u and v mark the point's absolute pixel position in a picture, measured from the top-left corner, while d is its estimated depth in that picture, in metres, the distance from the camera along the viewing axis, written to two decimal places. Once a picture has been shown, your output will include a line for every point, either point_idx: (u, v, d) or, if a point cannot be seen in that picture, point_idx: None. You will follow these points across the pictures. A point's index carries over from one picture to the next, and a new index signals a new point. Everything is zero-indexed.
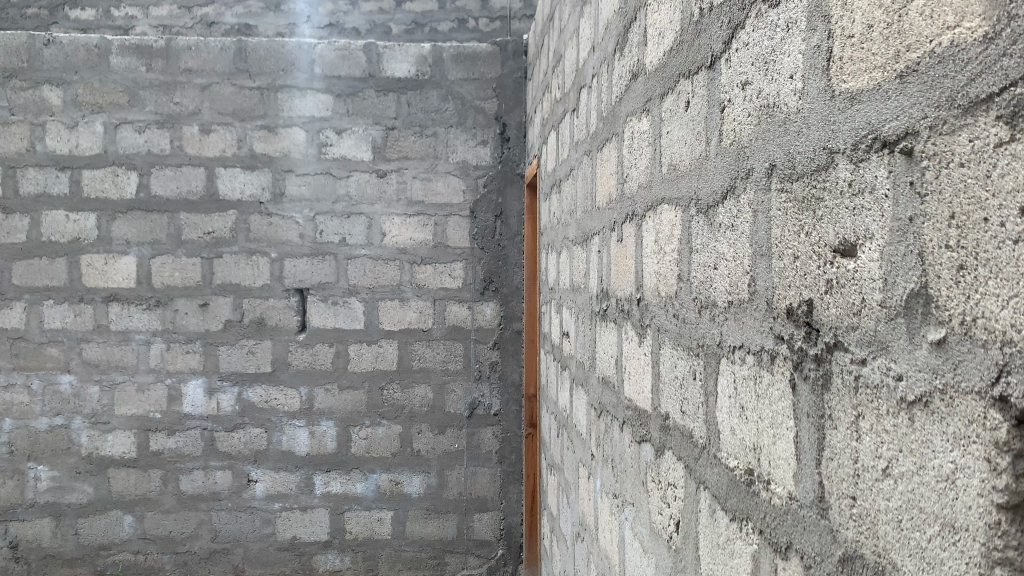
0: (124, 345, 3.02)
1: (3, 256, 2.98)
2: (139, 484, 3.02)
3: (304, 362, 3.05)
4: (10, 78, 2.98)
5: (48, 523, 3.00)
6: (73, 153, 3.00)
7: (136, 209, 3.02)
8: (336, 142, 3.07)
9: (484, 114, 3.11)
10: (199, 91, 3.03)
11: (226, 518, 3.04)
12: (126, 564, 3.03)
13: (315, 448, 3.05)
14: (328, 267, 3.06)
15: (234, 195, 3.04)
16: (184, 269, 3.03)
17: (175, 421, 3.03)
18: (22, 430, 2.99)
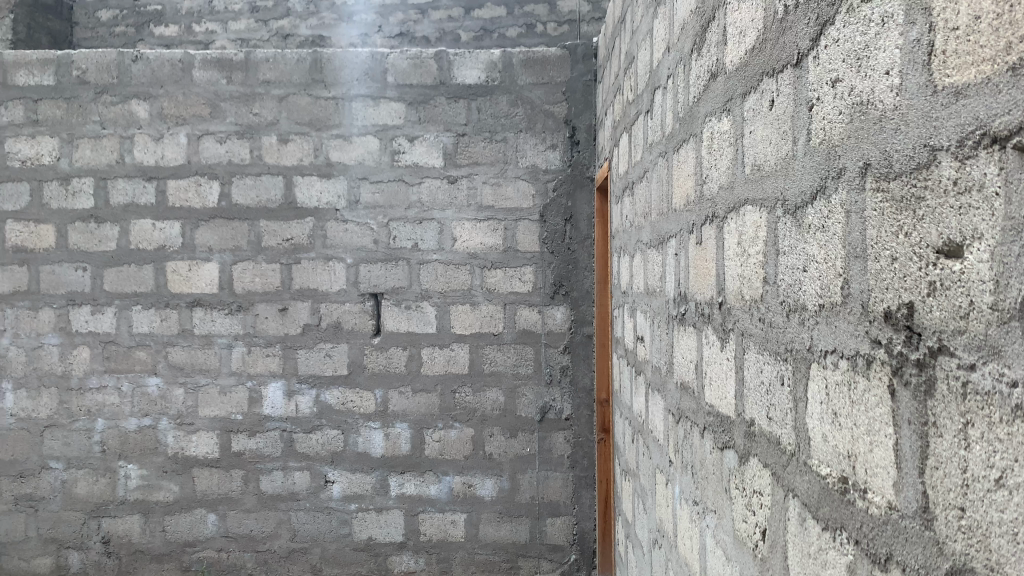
0: (207, 349, 3.12)
1: (95, 263, 3.12)
2: (222, 483, 3.11)
3: (379, 365, 3.10)
4: (101, 94, 3.12)
5: (138, 520, 3.12)
6: (160, 164, 3.12)
7: (218, 217, 3.12)
8: (408, 149, 3.11)
9: (554, 118, 3.11)
10: (277, 102, 3.12)
11: (304, 518, 3.11)
12: (209, 561, 3.12)
13: (390, 450, 3.10)
14: (402, 272, 3.11)
15: (311, 202, 3.12)
16: (263, 274, 3.12)
17: (255, 422, 3.11)
18: (113, 429, 3.13)
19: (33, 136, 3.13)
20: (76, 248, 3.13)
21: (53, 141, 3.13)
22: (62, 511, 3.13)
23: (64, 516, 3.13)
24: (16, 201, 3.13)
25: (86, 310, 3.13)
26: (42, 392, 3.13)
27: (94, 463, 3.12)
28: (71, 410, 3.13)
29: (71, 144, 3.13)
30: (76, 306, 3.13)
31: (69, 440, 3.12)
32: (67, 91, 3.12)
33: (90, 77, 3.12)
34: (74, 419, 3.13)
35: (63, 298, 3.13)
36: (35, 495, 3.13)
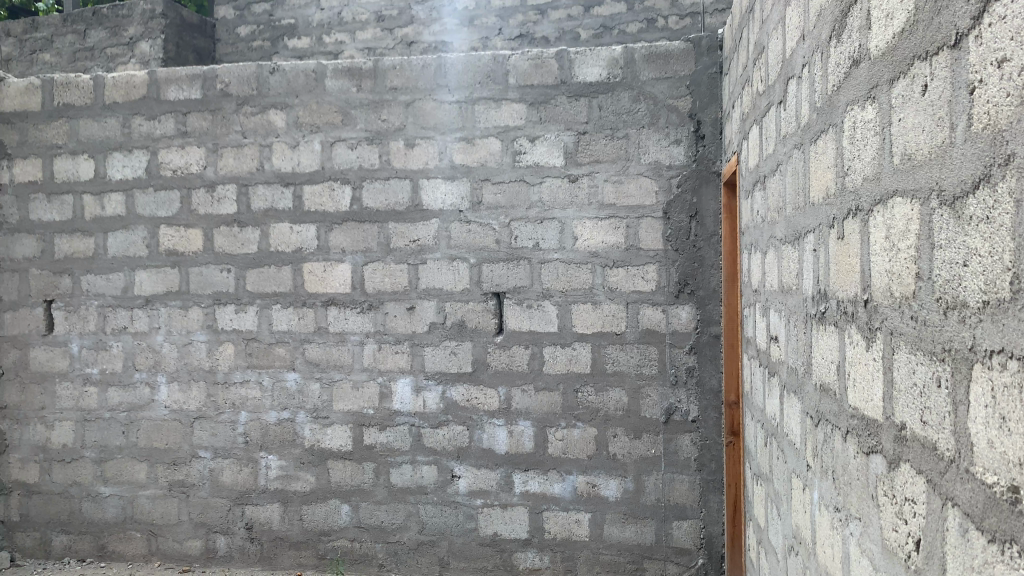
0: (341, 346, 3.25)
1: (239, 265, 3.32)
2: (355, 475, 3.23)
3: (502, 363, 3.14)
4: (242, 105, 3.32)
5: (278, 508, 3.29)
6: (296, 170, 3.28)
7: (349, 219, 3.25)
8: (529, 149, 3.13)
9: (678, 112, 3.06)
10: (404, 108, 3.22)
11: (433, 512, 3.19)
12: (344, 550, 3.25)
13: (514, 447, 3.13)
14: (524, 271, 3.13)
15: (437, 204, 3.19)
16: (392, 274, 3.22)
17: (385, 417, 3.22)
18: (256, 421, 3.31)
19: (183, 147, 3.36)
20: (221, 251, 3.33)
21: (200, 151, 3.35)
22: (210, 497, 3.34)
23: (212, 502, 3.34)
24: (169, 208, 3.37)
25: (230, 309, 3.33)
26: (192, 385, 3.36)
27: (238, 454, 3.32)
28: (218, 403, 3.33)
29: (216, 153, 3.33)
30: (221, 305, 3.34)
31: (215, 431, 3.33)
32: (212, 103, 3.33)
33: (233, 90, 3.32)
34: (220, 412, 3.33)
35: (210, 298, 3.34)
36: (186, 481, 3.35)
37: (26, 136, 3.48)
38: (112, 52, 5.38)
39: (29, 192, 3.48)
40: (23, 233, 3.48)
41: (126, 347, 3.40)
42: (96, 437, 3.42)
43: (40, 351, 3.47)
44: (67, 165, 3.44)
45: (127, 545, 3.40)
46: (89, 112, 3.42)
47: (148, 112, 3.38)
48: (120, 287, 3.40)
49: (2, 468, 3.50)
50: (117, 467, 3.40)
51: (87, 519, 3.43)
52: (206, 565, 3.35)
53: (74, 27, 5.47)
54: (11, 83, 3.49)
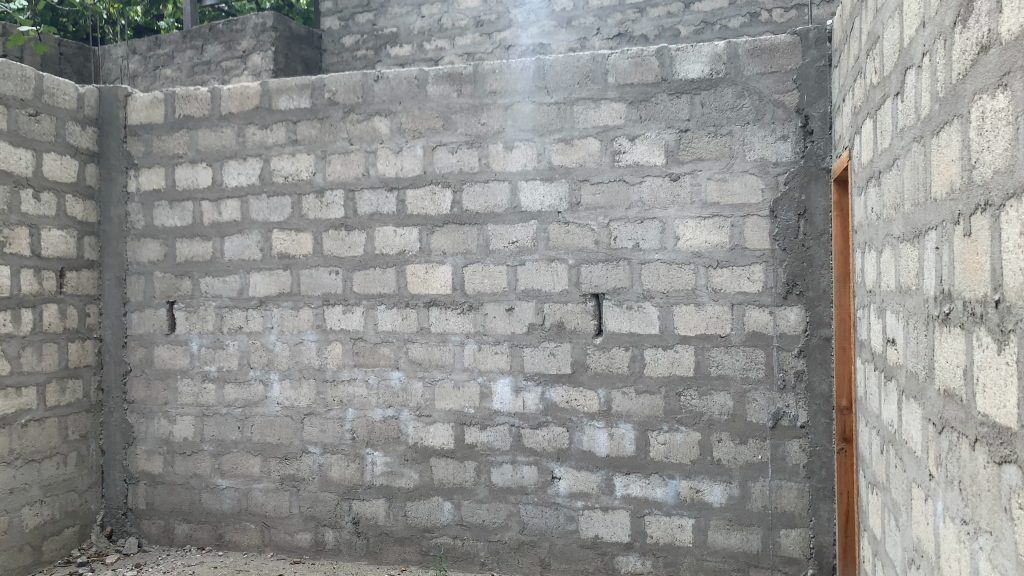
0: (442, 346, 3.31)
1: (346, 267, 3.42)
2: (457, 474, 3.28)
3: (602, 365, 3.13)
4: (348, 113, 3.43)
5: (383, 504, 3.37)
6: (399, 175, 3.36)
7: (451, 222, 3.30)
8: (629, 148, 3.11)
9: (784, 107, 2.97)
10: (503, 111, 3.25)
11: (533, 512, 3.20)
12: (446, 547, 3.30)
13: (615, 450, 3.11)
14: (624, 272, 3.10)
15: (536, 206, 3.20)
16: (492, 276, 3.25)
17: (486, 416, 3.25)
18: (362, 419, 3.40)
19: (294, 154, 3.49)
20: (329, 253, 3.45)
21: (309, 158, 3.47)
22: (319, 491, 3.45)
23: (321, 496, 3.45)
24: (281, 213, 3.51)
25: (338, 310, 3.44)
26: (302, 383, 3.48)
27: (346, 449, 3.42)
28: (327, 400, 3.45)
29: (324, 160, 3.45)
30: (329, 306, 3.45)
31: (324, 428, 3.44)
32: (320, 112, 3.46)
33: (339, 98, 3.43)
34: (329, 409, 3.44)
35: (319, 299, 3.46)
36: (297, 475, 3.48)
37: (150, 147, 3.69)
38: (227, 65, 5.65)
39: (153, 200, 3.69)
40: (148, 238, 3.70)
41: (241, 346, 3.57)
42: (214, 432, 3.59)
43: (164, 349, 3.68)
44: (187, 174, 3.64)
45: (242, 535, 3.56)
46: (207, 122, 3.61)
47: (261, 121, 3.53)
48: (236, 289, 3.57)
49: (130, 459, 3.72)
50: (233, 461, 3.56)
51: (206, 509, 3.61)
52: (315, 557, 3.46)
53: (192, 43, 5.77)
54: (137, 98, 3.72)
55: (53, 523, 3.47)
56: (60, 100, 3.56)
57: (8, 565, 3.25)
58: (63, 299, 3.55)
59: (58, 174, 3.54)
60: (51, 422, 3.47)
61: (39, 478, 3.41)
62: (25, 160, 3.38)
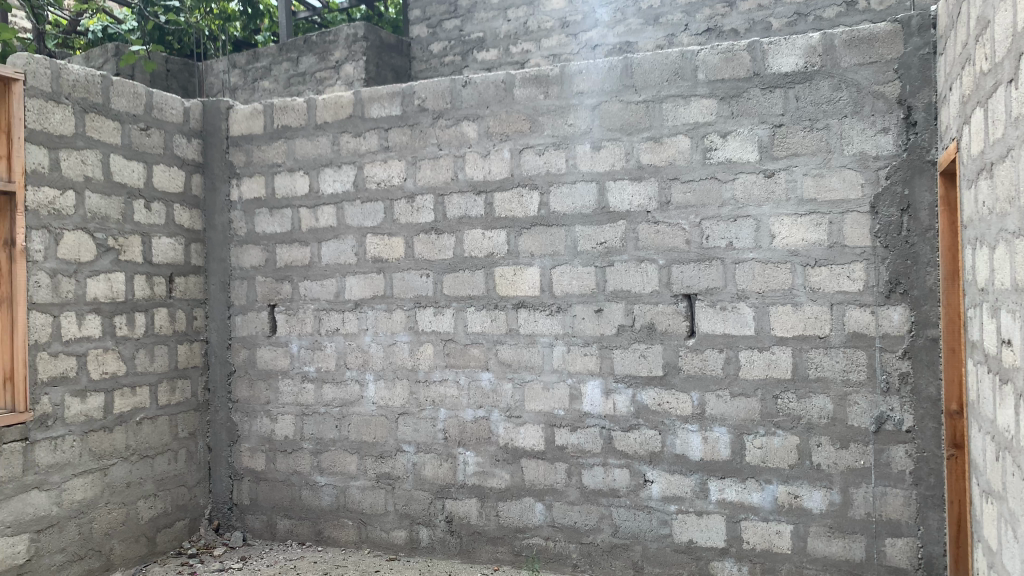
0: (532, 347, 3.32)
1: (437, 270, 3.48)
2: (548, 475, 3.29)
3: (694, 367, 3.08)
4: (438, 119, 3.49)
5: (475, 503, 3.41)
6: (487, 178, 3.40)
7: (538, 224, 3.31)
8: (721, 145, 3.05)
9: (885, 99, 2.85)
10: (590, 111, 3.24)
11: (626, 515, 3.17)
12: (539, 548, 3.31)
13: (709, 453, 3.05)
14: (717, 272, 3.05)
15: (624, 206, 3.18)
16: (581, 277, 3.24)
17: (576, 418, 3.25)
18: (454, 419, 3.45)
19: (386, 161, 3.58)
20: (420, 257, 3.51)
21: (400, 164, 3.55)
22: (413, 490, 3.52)
23: (415, 495, 3.52)
24: (374, 218, 3.60)
25: (429, 312, 3.50)
26: (396, 383, 3.56)
27: (439, 449, 3.48)
28: (420, 400, 3.51)
29: (415, 165, 3.52)
30: (421, 308, 3.52)
31: (418, 427, 3.51)
32: (411, 118, 3.53)
33: (429, 104, 3.50)
34: (421, 408, 3.51)
35: (411, 301, 3.53)
36: (392, 474, 3.56)
37: (251, 156, 3.85)
38: (321, 76, 5.84)
39: (254, 208, 3.85)
40: (250, 244, 3.86)
41: (338, 347, 3.68)
42: (313, 430, 3.71)
43: (266, 350, 3.82)
44: (286, 182, 3.78)
45: (340, 531, 3.66)
46: (304, 132, 3.74)
47: (354, 130, 3.64)
48: (332, 292, 3.68)
49: (235, 456, 3.89)
50: (331, 459, 3.67)
51: (306, 506, 3.73)
52: (409, 554, 3.53)
53: (288, 55, 5.98)
54: (238, 110, 3.88)
55: (166, 516, 3.65)
56: (168, 114, 3.75)
57: (126, 555, 3.44)
58: (173, 303, 3.73)
59: (168, 184, 3.73)
60: (163, 420, 3.66)
61: (153, 473, 3.59)
62: (137, 172, 3.57)
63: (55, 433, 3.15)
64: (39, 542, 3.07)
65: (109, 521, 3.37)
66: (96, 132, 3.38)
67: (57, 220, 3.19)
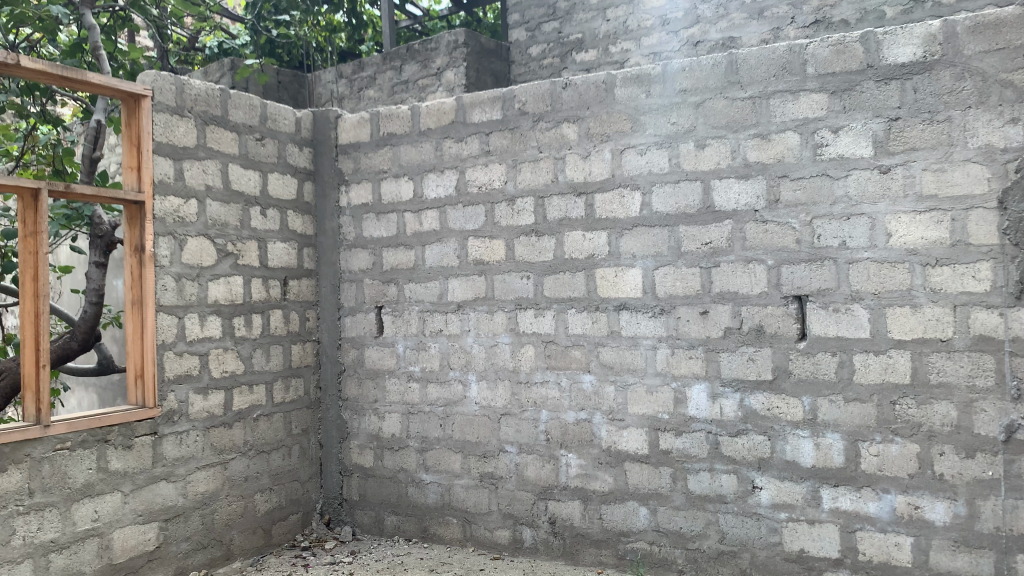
0: (634, 350, 3.29)
1: (539, 271, 3.50)
2: (652, 479, 3.25)
3: (805, 371, 2.98)
4: (538, 121, 3.50)
5: (578, 505, 3.40)
6: (588, 179, 3.39)
7: (640, 225, 3.28)
8: (832, 141, 2.94)
9: (1014, 87, 2.68)
10: (693, 109, 3.19)
11: (733, 522, 3.10)
12: (643, 553, 3.27)
13: (822, 460, 2.94)
14: (829, 273, 2.94)
15: (730, 205, 3.11)
16: (685, 278, 3.19)
17: (681, 422, 3.20)
18: (556, 420, 3.46)
19: (487, 165, 3.62)
20: (522, 259, 3.54)
21: (501, 168, 3.59)
22: (516, 490, 3.55)
23: (518, 495, 3.54)
24: (476, 221, 3.65)
25: (530, 313, 3.52)
26: (498, 384, 3.59)
27: (541, 450, 3.49)
28: (522, 401, 3.54)
29: (516, 168, 3.55)
30: (522, 310, 3.54)
31: (520, 428, 3.53)
32: (511, 122, 3.57)
33: (529, 107, 3.52)
34: (524, 409, 3.53)
35: (512, 303, 3.56)
36: (495, 474, 3.60)
37: (359, 163, 3.98)
38: (423, 83, 5.96)
39: (362, 213, 3.97)
40: (358, 248, 3.99)
41: (442, 348, 3.75)
42: (418, 429, 3.80)
43: (373, 350, 3.94)
44: (392, 187, 3.88)
45: (445, 529, 3.72)
46: (408, 138, 3.83)
47: (457, 135, 3.70)
48: (436, 294, 3.75)
49: (345, 453, 4.02)
50: (436, 457, 3.75)
51: (412, 503, 3.82)
52: (513, 554, 3.55)
53: (391, 63, 6.13)
54: (347, 118, 4.02)
55: (281, 509, 3.81)
56: (282, 124, 3.92)
57: (245, 546, 3.61)
58: (287, 304, 3.89)
59: (281, 192, 3.90)
60: (278, 417, 3.82)
61: (268, 468, 3.76)
62: (254, 180, 3.75)
63: (180, 428, 3.33)
64: (167, 530, 3.26)
65: (229, 513, 3.54)
66: (216, 143, 3.56)
67: (181, 227, 3.39)
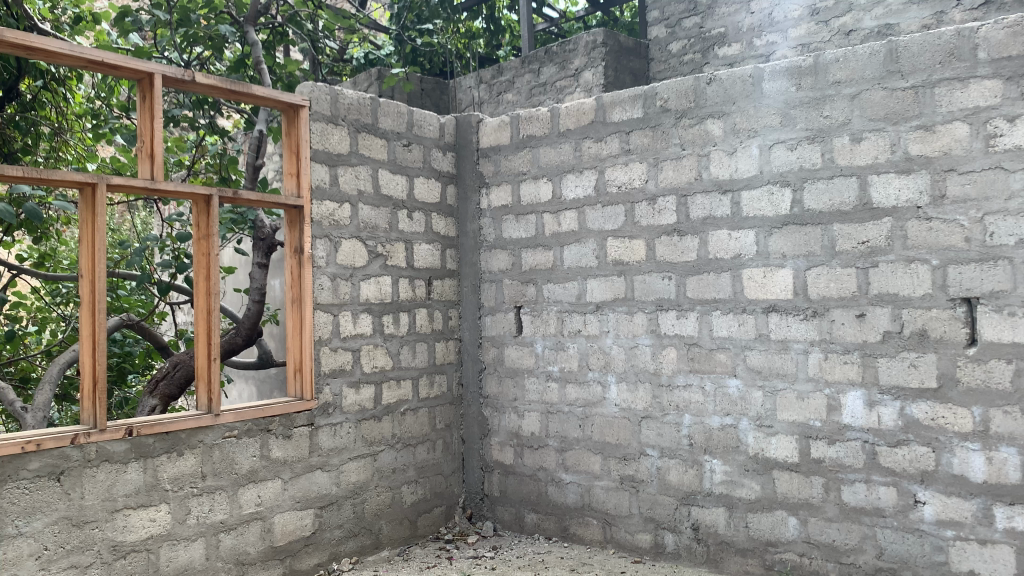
0: (784, 354, 3.17)
1: (681, 272, 3.43)
2: (803, 488, 3.12)
3: (975, 379, 2.77)
4: (681, 118, 3.44)
5: (723, 513, 3.31)
6: (733, 176, 3.30)
7: (791, 223, 3.15)
8: (1008, 131, 2.72)
9: None
10: (848, 101, 3.04)
11: (892, 538, 2.92)
12: (792, 564, 3.14)
13: (995, 476, 2.73)
14: (1003, 273, 2.72)
15: (889, 201, 2.94)
16: (839, 279, 3.04)
17: (835, 430, 3.05)
18: (699, 425, 3.38)
19: (627, 164, 3.59)
20: (663, 259, 3.48)
21: (642, 166, 3.55)
22: (658, 494, 3.49)
23: (660, 499, 3.49)
24: (615, 221, 3.63)
25: (672, 315, 3.46)
26: (639, 386, 3.55)
27: (683, 455, 3.42)
28: (663, 404, 3.48)
29: (657, 166, 3.50)
30: (663, 311, 3.49)
31: (662, 432, 3.48)
32: (652, 120, 3.52)
33: (671, 104, 3.47)
34: (665, 412, 3.47)
35: (653, 304, 3.52)
36: (636, 476, 3.56)
37: (499, 166, 4.05)
38: (561, 84, 5.99)
39: (502, 214, 4.04)
40: (499, 249, 4.06)
41: (581, 348, 3.75)
42: (558, 428, 3.82)
43: (513, 350, 4.00)
44: (532, 189, 3.92)
45: (585, 530, 3.72)
46: (548, 140, 3.86)
47: (596, 135, 3.69)
48: (575, 295, 3.76)
49: (486, 449, 4.10)
50: (576, 457, 3.75)
51: (552, 502, 3.84)
52: (654, 559, 3.50)
53: (530, 66, 6.20)
54: (488, 122, 4.10)
55: (426, 502, 3.94)
56: (427, 130, 4.04)
57: (392, 536, 3.75)
58: (431, 304, 4.02)
59: (426, 195, 4.02)
60: (423, 412, 3.94)
61: (414, 461, 3.89)
62: (401, 185, 3.89)
63: (335, 420, 3.51)
64: (322, 517, 3.44)
65: (378, 503, 3.69)
66: (367, 149, 3.72)
67: (336, 229, 3.56)
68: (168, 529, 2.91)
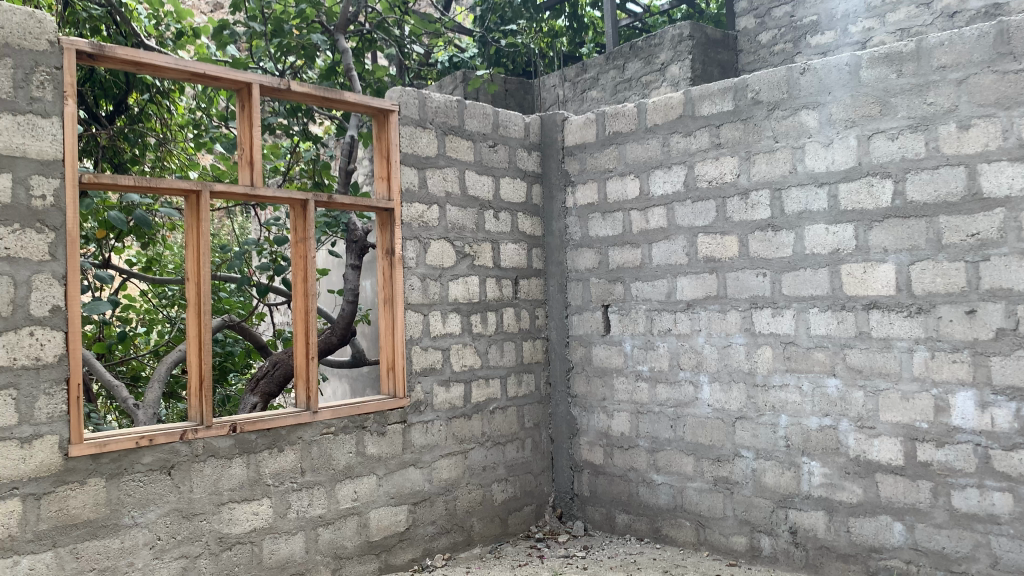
0: (886, 352, 3.05)
1: (776, 268, 3.34)
2: (909, 492, 2.99)
3: None
4: (774, 110, 3.35)
5: (822, 516, 3.21)
6: (830, 169, 3.19)
7: (893, 216, 3.03)
8: None
9: None
10: (955, 86, 2.90)
11: (1009, 546, 2.77)
12: (899, 571, 3.01)
13: None
14: None
15: (1001, 191, 2.78)
16: (946, 274, 2.90)
17: (943, 432, 2.91)
18: (796, 426, 3.28)
19: (718, 158, 3.52)
20: (756, 255, 3.40)
21: (733, 160, 3.47)
22: (753, 496, 3.41)
23: (756, 502, 3.40)
24: (706, 217, 3.56)
25: (767, 313, 3.37)
26: (732, 386, 3.48)
27: (780, 456, 3.33)
28: (758, 404, 3.39)
29: (748, 160, 3.42)
30: (757, 309, 3.40)
31: (757, 433, 3.39)
32: (743, 112, 3.44)
33: (763, 96, 3.38)
34: (761, 413, 3.39)
35: (746, 302, 3.43)
36: (730, 478, 3.48)
37: (585, 164, 4.04)
38: (647, 79, 5.92)
39: (589, 213, 4.02)
40: (586, 248, 4.04)
41: (671, 347, 3.70)
42: (649, 428, 3.77)
43: (601, 349, 3.98)
44: (619, 186, 3.89)
45: (677, 531, 3.66)
46: (635, 136, 3.82)
47: (684, 130, 3.63)
48: (665, 292, 3.71)
49: (575, 448, 4.09)
50: (668, 458, 3.70)
51: (644, 503, 3.80)
52: (750, 562, 3.41)
53: (615, 63, 6.16)
54: (574, 121, 4.10)
55: (516, 500, 3.95)
56: (513, 130, 4.06)
57: (484, 533, 3.79)
58: (519, 303, 4.04)
59: (513, 195, 4.04)
60: (512, 411, 3.97)
61: (504, 459, 3.91)
62: (488, 185, 3.92)
63: (426, 418, 3.57)
64: (415, 513, 3.50)
65: (469, 501, 3.74)
66: (454, 151, 3.77)
67: (425, 231, 3.62)
68: (270, 522, 3.01)
